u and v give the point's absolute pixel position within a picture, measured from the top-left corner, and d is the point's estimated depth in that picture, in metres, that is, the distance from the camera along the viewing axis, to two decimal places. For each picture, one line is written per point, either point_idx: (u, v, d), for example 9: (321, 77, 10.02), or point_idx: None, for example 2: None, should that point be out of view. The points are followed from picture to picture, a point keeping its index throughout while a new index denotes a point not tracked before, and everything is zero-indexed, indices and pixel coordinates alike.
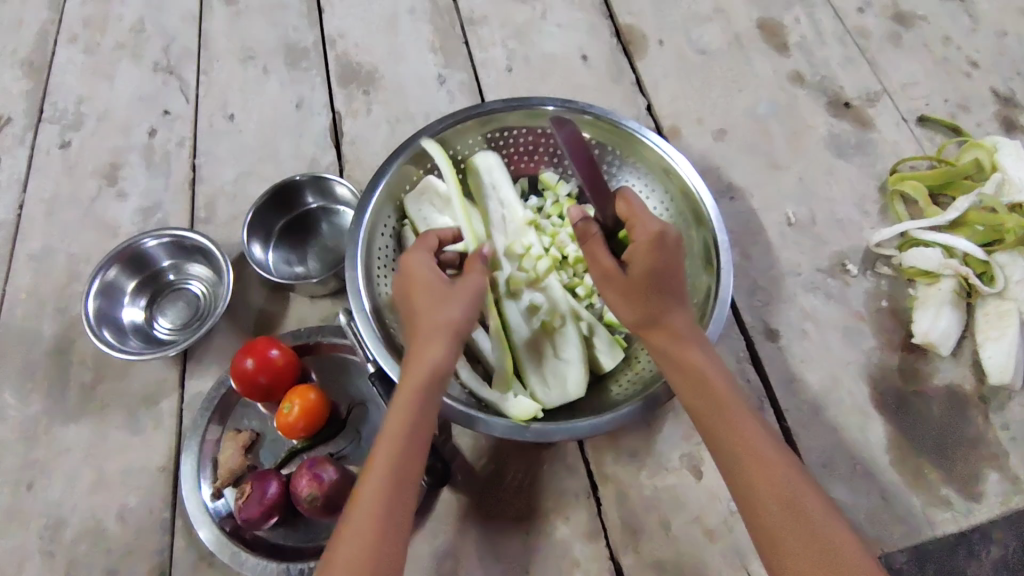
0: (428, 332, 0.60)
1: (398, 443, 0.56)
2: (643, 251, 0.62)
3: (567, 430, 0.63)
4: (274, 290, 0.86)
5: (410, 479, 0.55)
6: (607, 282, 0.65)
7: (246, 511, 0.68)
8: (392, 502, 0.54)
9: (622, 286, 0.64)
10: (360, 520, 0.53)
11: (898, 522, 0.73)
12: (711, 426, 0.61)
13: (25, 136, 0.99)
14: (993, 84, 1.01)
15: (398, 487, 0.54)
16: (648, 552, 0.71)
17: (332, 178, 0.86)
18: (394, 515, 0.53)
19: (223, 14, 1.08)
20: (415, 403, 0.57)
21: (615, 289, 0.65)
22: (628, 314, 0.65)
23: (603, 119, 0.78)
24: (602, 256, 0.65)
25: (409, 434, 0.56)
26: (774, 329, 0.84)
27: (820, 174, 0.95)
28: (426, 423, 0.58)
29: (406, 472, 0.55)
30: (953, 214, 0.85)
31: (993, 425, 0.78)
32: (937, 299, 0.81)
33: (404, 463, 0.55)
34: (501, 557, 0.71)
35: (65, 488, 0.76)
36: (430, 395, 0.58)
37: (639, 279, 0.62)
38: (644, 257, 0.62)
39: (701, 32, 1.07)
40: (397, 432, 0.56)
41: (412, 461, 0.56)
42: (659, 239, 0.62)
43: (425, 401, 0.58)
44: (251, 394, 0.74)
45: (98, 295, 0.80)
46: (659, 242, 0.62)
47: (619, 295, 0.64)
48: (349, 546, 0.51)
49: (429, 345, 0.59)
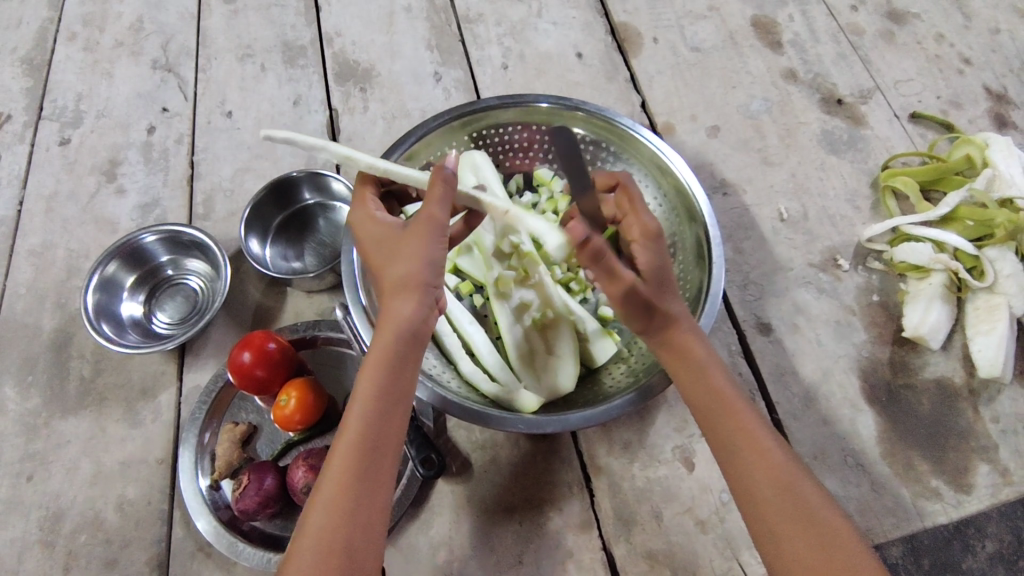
0: (389, 289, 0.58)
1: (362, 408, 0.55)
2: (643, 250, 0.64)
3: (560, 421, 0.64)
4: (271, 285, 0.87)
5: (380, 445, 0.55)
6: (628, 298, 0.62)
7: (242, 502, 0.69)
8: (357, 471, 0.53)
9: (645, 300, 0.62)
10: (327, 491, 0.53)
11: (888, 513, 0.74)
12: (709, 416, 0.62)
13: (25, 133, 1.00)
14: (985, 81, 1.02)
15: (363, 453, 0.54)
16: (640, 542, 0.72)
17: (329, 174, 0.86)
18: (359, 484, 0.53)
19: (221, 12, 1.09)
20: (378, 367, 0.55)
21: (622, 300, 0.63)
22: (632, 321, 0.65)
23: (597, 116, 0.79)
24: (620, 272, 0.61)
25: (374, 396, 0.55)
26: (766, 323, 0.85)
27: (813, 171, 0.96)
28: (391, 385, 0.56)
29: (372, 436, 0.54)
30: (944, 209, 0.86)
31: (983, 418, 0.79)
32: (927, 294, 0.82)
33: (368, 429, 0.55)
34: (495, 547, 0.72)
35: (64, 480, 0.77)
36: (397, 360, 0.56)
37: (649, 288, 0.63)
38: (644, 254, 0.64)
39: (695, 29, 1.08)
40: (361, 398, 0.55)
41: (380, 426, 0.55)
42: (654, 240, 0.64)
43: (390, 361, 0.56)
44: (247, 387, 0.75)
45: (97, 289, 0.80)
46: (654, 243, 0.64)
47: (639, 309, 0.62)
48: (317, 517, 0.52)
49: (391, 302, 0.57)
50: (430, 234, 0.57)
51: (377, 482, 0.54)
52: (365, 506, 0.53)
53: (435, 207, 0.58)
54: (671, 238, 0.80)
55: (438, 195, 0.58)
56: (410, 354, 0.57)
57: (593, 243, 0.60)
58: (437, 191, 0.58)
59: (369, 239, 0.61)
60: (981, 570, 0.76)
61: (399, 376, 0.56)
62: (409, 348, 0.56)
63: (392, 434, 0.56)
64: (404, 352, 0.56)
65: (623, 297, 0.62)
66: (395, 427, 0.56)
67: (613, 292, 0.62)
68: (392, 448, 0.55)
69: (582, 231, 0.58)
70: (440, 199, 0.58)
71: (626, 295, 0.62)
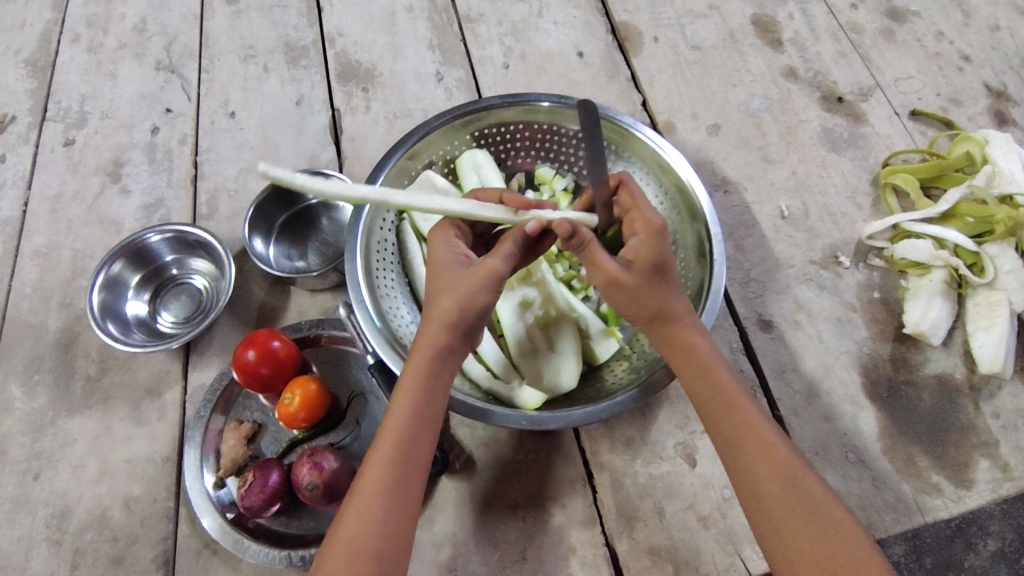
0: (434, 317, 0.61)
1: (399, 425, 0.58)
2: (638, 247, 0.63)
3: (562, 418, 0.64)
4: (275, 284, 0.87)
5: (412, 461, 0.58)
6: (613, 286, 0.63)
7: (248, 499, 0.69)
8: (392, 483, 0.57)
9: (632, 289, 0.62)
10: (363, 499, 0.56)
11: (889, 509, 0.74)
12: (713, 412, 0.62)
13: (29, 134, 1.01)
14: (985, 78, 1.02)
15: (398, 468, 0.57)
16: (643, 538, 0.72)
17: (332, 173, 0.87)
18: (393, 497, 0.56)
19: (224, 14, 1.10)
20: (416, 388, 0.59)
21: (620, 292, 0.63)
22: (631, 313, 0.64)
23: (598, 115, 0.79)
24: (603, 261, 0.62)
25: (411, 416, 0.59)
26: (767, 320, 0.85)
27: (813, 168, 0.96)
28: (428, 408, 0.60)
29: (407, 452, 0.58)
30: (944, 206, 0.86)
31: (984, 413, 0.79)
32: (928, 290, 0.83)
33: (404, 445, 0.58)
34: (499, 543, 0.73)
35: (71, 478, 0.77)
36: (432, 377, 0.60)
37: (639, 278, 0.62)
38: (642, 252, 0.63)
39: (696, 28, 1.08)
40: (399, 414, 0.59)
41: (415, 445, 0.59)
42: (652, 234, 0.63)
43: (428, 383, 0.60)
44: (252, 385, 0.75)
45: (102, 289, 0.81)
46: (653, 237, 0.63)
47: (625, 299, 0.63)
48: (351, 524, 0.55)
49: (432, 331, 0.60)
50: (487, 282, 0.60)
51: (407, 496, 0.57)
52: (394, 519, 0.56)
53: (501, 258, 0.61)
54: (673, 235, 0.80)
55: (504, 250, 0.61)
56: (443, 377, 0.61)
57: (578, 236, 0.60)
58: (506, 248, 0.62)
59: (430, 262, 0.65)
60: (982, 568, 0.75)
61: (435, 399, 0.60)
62: (443, 368, 0.60)
63: (423, 453, 0.59)
64: (439, 371, 0.60)
65: (608, 283, 0.63)
66: (427, 446, 0.59)
67: (598, 277, 0.63)
68: (421, 466, 0.59)
69: (563, 227, 0.59)
70: (505, 254, 0.61)
71: (609, 283, 0.63)
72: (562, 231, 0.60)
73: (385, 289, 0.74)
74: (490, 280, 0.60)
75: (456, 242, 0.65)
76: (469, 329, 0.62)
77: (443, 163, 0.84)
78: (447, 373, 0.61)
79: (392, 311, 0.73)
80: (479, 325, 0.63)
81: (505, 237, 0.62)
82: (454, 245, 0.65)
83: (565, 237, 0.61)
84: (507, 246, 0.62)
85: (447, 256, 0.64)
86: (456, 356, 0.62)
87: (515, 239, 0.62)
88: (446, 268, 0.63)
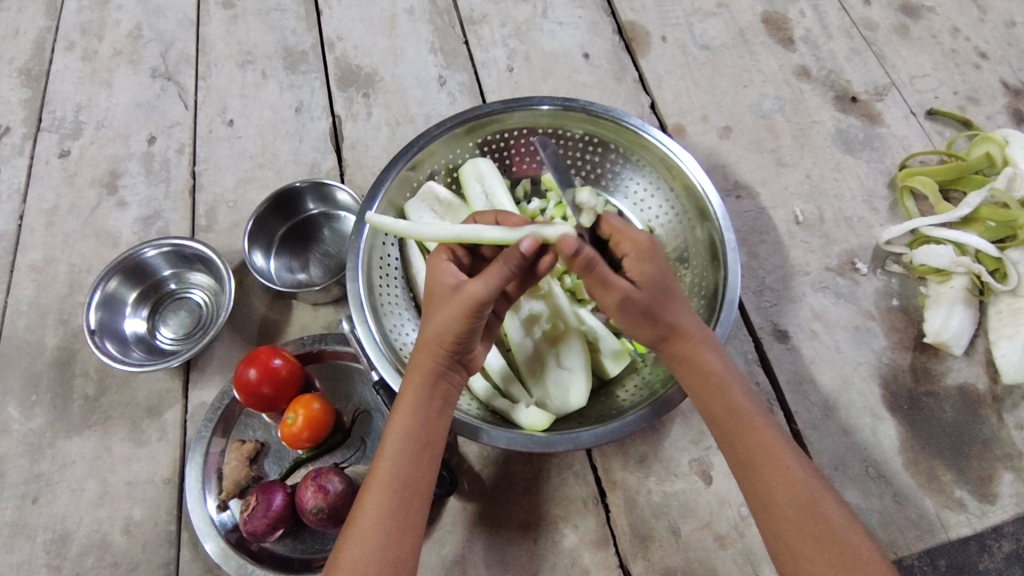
0: (423, 343, 0.59)
1: (393, 461, 0.57)
2: (639, 266, 0.61)
3: (571, 440, 0.62)
4: (276, 299, 0.85)
5: (410, 488, 0.57)
6: (626, 305, 0.60)
7: (251, 523, 0.67)
8: (389, 509, 0.55)
9: (641, 309, 0.60)
10: (363, 523, 0.55)
11: (911, 525, 0.72)
12: (727, 433, 0.60)
13: (24, 145, 0.98)
14: (1003, 76, 0.99)
15: (395, 496, 0.56)
16: (658, 559, 0.70)
17: (333, 184, 0.85)
18: (392, 521, 0.55)
19: (221, 18, 1.07)
20: (408, 416, 0.58)
21: (634, 312, 0.60)
22: (642, 335, 0.62)
23: (605, 117, 0.76)
24: (615, 280, 0.58)
25: (406, 443, 0.58)
26: (784, 330, 0.83)
27: (828, 171, 0.93)
28: (421, 433, 0.58)
29: (403, 478, 0.57)
30: (964, 211, 0.83)
31: (1007, 425, 0.77)
32: (949, 298, 0.80)
33: (399, 472, 0.57)
34: (509, 565, 0.71)
35: (70, 501, 0.76)
36: (426, 403, 0.59)
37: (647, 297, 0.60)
38: (643, 274, 0.61)
39: (704, 27, 1.06)
40: (394, 441, 0.58)
41: (412, 470, 0.57)
42: (650, 252, 0.61)
43: (421, 409, 0.59)
44: (254, 404, 0.73)
45: (99, 307, 0.79)
46: (650, 254, 0.61)
47: (639, 318, 0.61)
48: (351, 548, 0.53)
49: (421, 358, 0.59)
50: (464, 309, 0.57)
51: (406, 520, 0.55)
52: (394, 546, 0.54)
53: (482, 284, 0.56)
54: (684, 242, 0.78)
55: (490, 274, 0.57)
56: (437, 404, 0.60)
57: (585, 255, 0.56)
58: (497, 269, 0.57)
59: (428, 286, 0.63)
60: (998, 571, 0.71)
61: (430, 425, 0.59)
62: (434, 394, 0.59)
63: (423, 479, 0.58)
64: (430, 397, 0.59)
65: (620, 304, 0.60)
66: (426, 472, 0.58)
67: (609, 296, 0.60)
68: (421, 491, 0.57)
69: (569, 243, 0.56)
70: (489, 278, 0.56)
71: (621, 304, 0.60)
72: (568, 248, 0.56)
73: (388, 306, 0.72)
74: (471, 306, 0.56)
75: (448, 266, 0.63)
76: (460, 353, 0.60)
77: (446, 172, 0.82)
78: (440, 398, 0.60)
79: (396, 330, 0.71)
80: (469, 349, 0.61)
81: (497, 261, 0.57)
82: (448, 269, 0.62)
83: (572, 256, 0.56)
84: (502, 268, 0.57)
85: (439, 281, 0.61)
86: (450, 383, 0.61)
87: (508, 263, 0.57)
88: (436, 296, 0.61)
